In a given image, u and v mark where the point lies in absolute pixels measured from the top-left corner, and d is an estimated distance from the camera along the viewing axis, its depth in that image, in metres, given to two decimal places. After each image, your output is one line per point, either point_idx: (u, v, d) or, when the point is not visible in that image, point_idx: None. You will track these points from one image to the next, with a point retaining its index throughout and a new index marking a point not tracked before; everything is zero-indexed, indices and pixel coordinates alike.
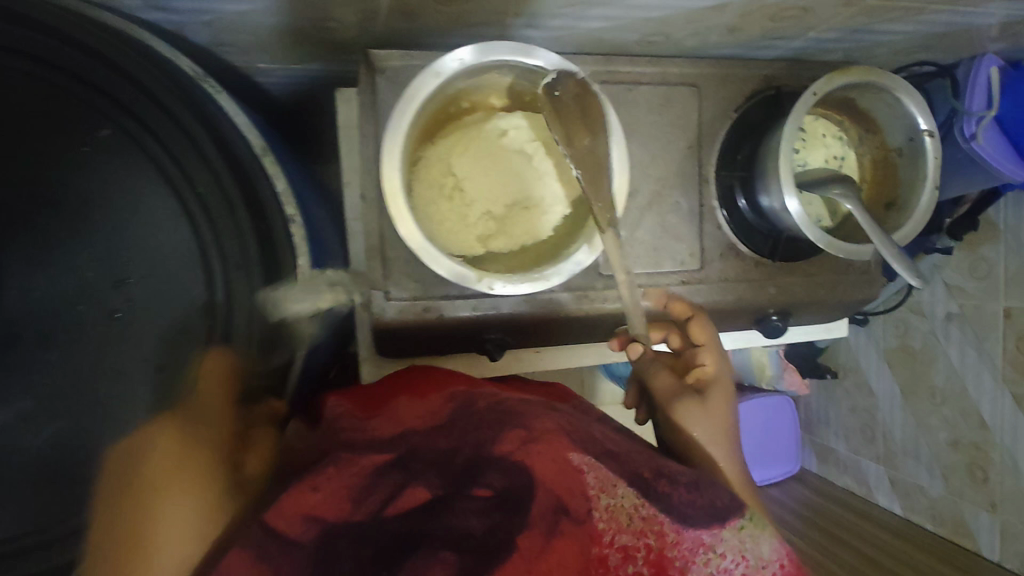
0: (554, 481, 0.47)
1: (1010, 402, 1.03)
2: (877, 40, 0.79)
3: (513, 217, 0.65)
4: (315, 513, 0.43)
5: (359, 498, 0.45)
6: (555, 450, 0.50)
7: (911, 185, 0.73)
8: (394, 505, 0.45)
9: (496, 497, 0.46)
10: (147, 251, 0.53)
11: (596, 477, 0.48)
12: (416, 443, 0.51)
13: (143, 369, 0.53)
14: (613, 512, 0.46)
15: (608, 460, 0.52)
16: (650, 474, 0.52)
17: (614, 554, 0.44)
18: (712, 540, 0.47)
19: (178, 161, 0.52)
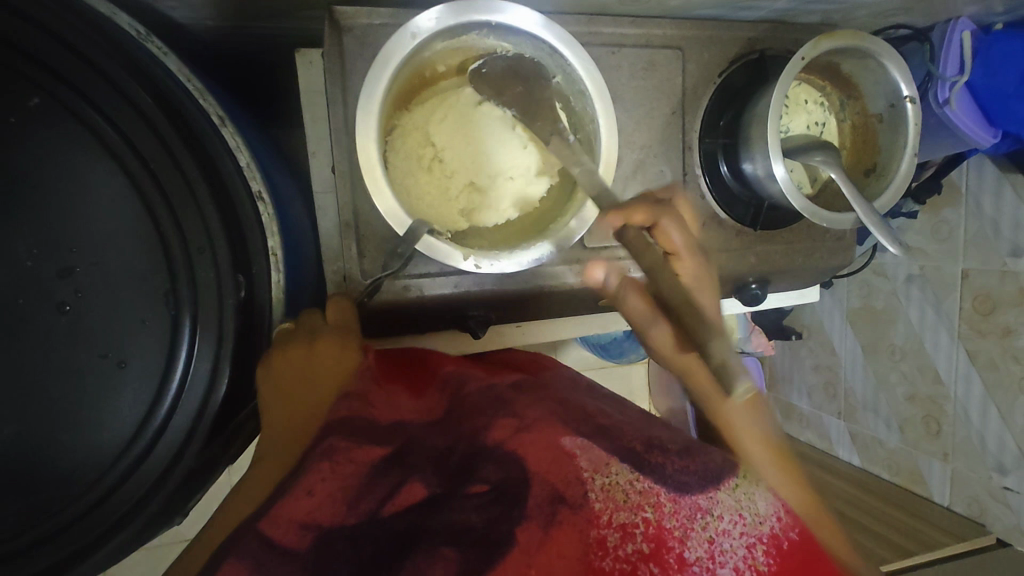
0: (548, 470, 0.43)
1: (965, 357, 1.07)
2: (860, 3, 0.76)
3: (497, 188, 0.61)
4: (312, 519, 0.38)
5: (354, 500, 0.40)
6: (549, 435, 0.45)
7: (890, 151, 0.73)
8: (392, 504, 0.41)
9: (497, 489, 0.42)
10: (97, 235, 0.47)
11: (588, 457, 0.43)
12: (410, 438, 0.47)
13: (101, 367, 0.48)
14: (609, 491, 0.41)
15: (598, 437, 0.46)
16: (641, 446, 0.46)
17: (613, 534, 0.39)
18: (709, 503, 0.41)
19: (124, 132, 0.46)
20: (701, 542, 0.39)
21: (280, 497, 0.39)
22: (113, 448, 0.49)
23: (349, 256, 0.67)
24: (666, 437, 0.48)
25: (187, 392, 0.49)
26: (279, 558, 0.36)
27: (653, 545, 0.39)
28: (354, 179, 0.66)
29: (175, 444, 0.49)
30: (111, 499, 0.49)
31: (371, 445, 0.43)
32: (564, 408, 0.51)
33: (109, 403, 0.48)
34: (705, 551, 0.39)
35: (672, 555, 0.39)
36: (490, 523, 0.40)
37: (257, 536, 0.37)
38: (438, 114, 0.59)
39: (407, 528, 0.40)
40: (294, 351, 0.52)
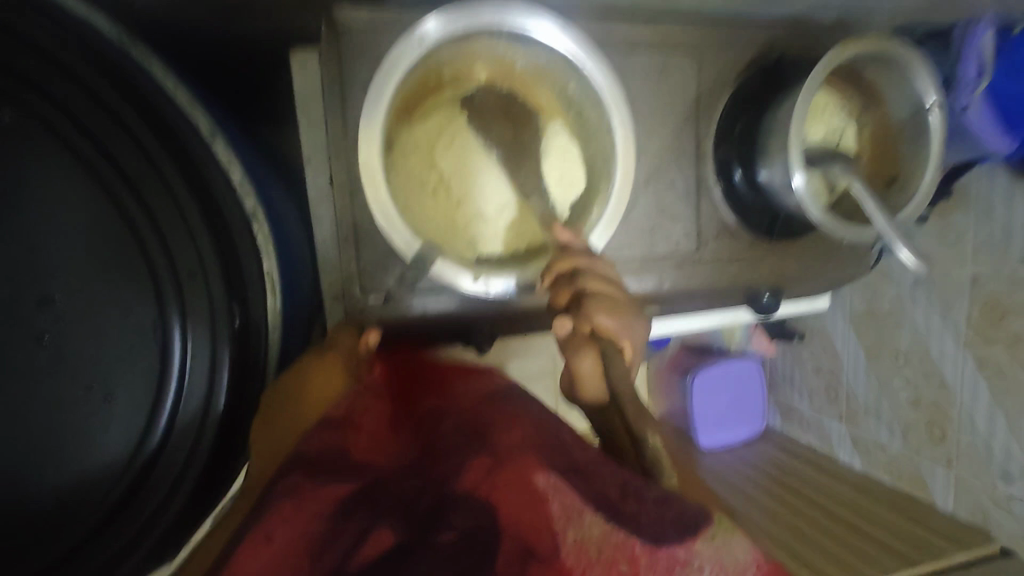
0: (519, 516, 0.35)
1: (972, 365, 1.04)
2: (882, 3, 0.72)
3: (503, 219, 0.60)
4: (269, 572, 0.35)
5: (314, 555, 0.35)
6: (519, 472, 0.37)
7: (912, 161, 0.70)
8: (357, 557, 0.35)
9: (467, 538, 0.35)
10: (77, 260, 0.43)
11: (561, 502, 0.35)
12: (385, 475, 0.41)
13: (88, 400, 0.45)
14: (583, 546, 0.34)
15: (574, 473, 0.38)
16: (617, 490, 0.38)
17: None
18: (689, 555, 0.34)
19: (108, 152, 0.43)
20: None
21: (236, 552, 0.36)
22: (101, 483, 0.46)
23: (349, 271, 0.63)
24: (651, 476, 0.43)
25: (178, 424, 0.47)
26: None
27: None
28: (354, 189, 0.62)
29: (165, 482, 0.47)
30: (97, 542, 0.46)
31: (335, 484, 0.39)
32: (545, 437, 0.43)
33: (94, 439, 0.45)
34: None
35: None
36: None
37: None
38: (447, 137, 0.58)
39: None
40: (286, 383, 0.50)
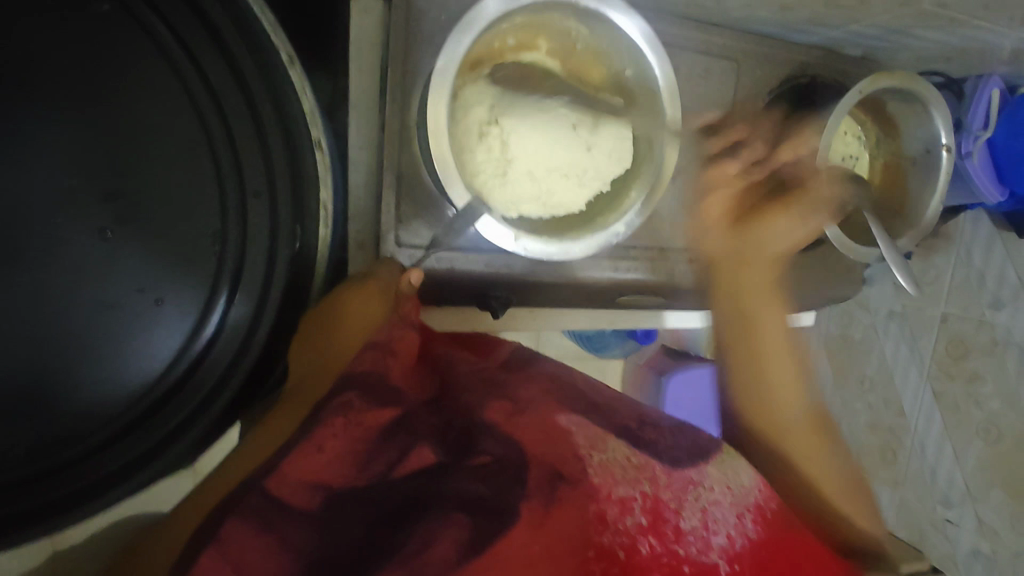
0: (543, 447, 0.40)
1: (930, 397, 1.10)
2: (908, 44, 0.78)
3: (550, 180, 0.62)
4: (318, 479, 0.39)
5: (362, 464, 0.40)
6: (542, 416, 0.43)
7: (918, 194, 0.75)
8: (401, 469, 0.40)
9: (499, 463, 0.39)
10: (152, 167, 0.45)
11: (584, 435, 0.42)
12: (416, 410, 0.45)
13: (137, 301, 0.46)
14: (607, 466, 0.39)
15: (591, 414, 0.45)
16: (634, 423, 0.46)
17: (613, 508, 0.38)
18: (700, 476, 0.41)
19: (193, 56, 0.45)
20: (695, 511, 0.39)
21: (288, 451, 0.40)
22: (138, 384, 0.48)
23: (384, 218, 0.65)
24: (656, 414, 0.49)
25: (222, 338, 0.49)
26: (289, 518, 0.37)
27: (650, 518, 0.38)
28: (403, 141, 0.64)
29: (200, 390, 0.49)
30: (129, 438, 0.48)
31: (382, 406, 0.43)
32: (557, 385, 0.50)
33: (140, 340, 0.47)
34: (700, 521, 0.39)
35: (670, 528, 0.38)
36: (495, 494, 0.37)
37: (262, 493, 0.37)
38: (536, 87, 0.62)
39: (410, 499, 0.38)
40: (330, 311, 0.52)
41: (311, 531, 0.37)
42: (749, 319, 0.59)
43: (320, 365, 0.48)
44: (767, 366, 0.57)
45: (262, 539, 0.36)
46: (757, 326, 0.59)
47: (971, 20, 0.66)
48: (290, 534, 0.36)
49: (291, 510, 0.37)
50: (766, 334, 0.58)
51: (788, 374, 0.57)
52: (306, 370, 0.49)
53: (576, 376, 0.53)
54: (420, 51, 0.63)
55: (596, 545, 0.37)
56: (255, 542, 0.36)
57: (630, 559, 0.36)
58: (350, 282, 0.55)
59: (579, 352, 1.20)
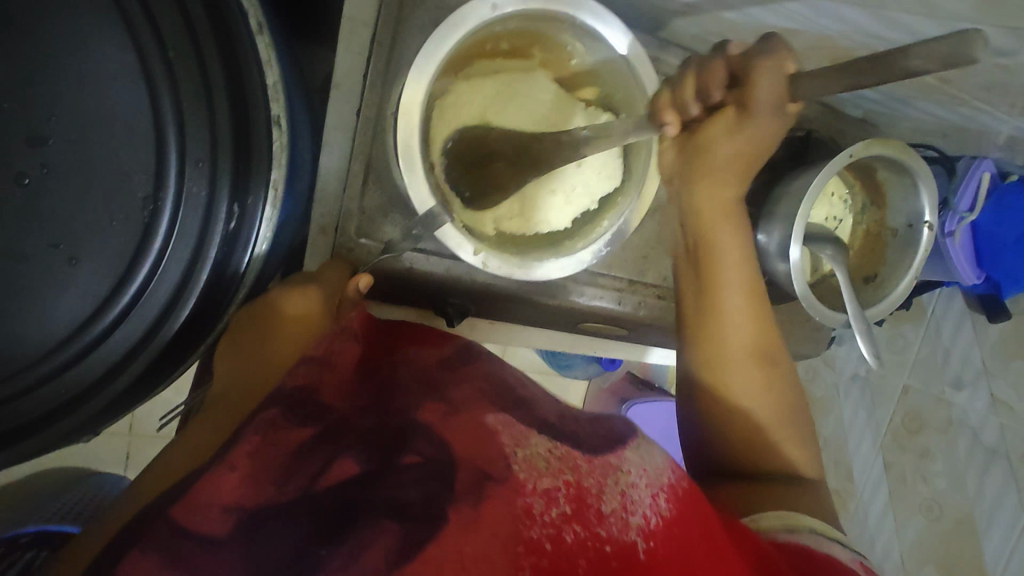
0: (471, 451, 0.36)
1: (881, 466, 1.04)
2: (908, 115, 0.77)
3: (535, 197, 0.61)
4: (234, 500, 0.34)
5: (281, 478, 0.36)
6: (472, 416, 0.40)
7: (895, 266, 0.74)
8: (324, 481, 0.37)
9: (428, 464, 0.36)
10: (84, 119, 0.44)
11: (510, 433, 0.38)
12: (341, 421, 0.42)
13: (51, 256, 0.44)
14: (530, 461, 0.36)
15: (513, 409, 0.42)
16: (555, 418, 0.42)
17: (539, 501, 0.33)
18: (618, 460, 0.37)
19: (148, 10, 0.43)
20: (614, 494, 0.35)
21: (199, 478, 0.35)
22: (40, 343, 0.45)
23: (348, 206, 0.62)
24: (578, 413, 0.45)
25: (140, 304, 0.46)
26: (201, 550, 0.32)
27: (574, 505, 0.34)
28: (378, 129, 0.62)
29: (108, 363, 0.46)
30: (27, 398, 0.45)
31: (302, 423, 0.40)
32: (491, 382, 0.46)
33: (50, 297, 0.45)
34: (620, 503, 0.35)
35: (592, 510, 0.34)
36: (424, 499, 0.34)
37: (167, 521, 0.33)
38: (501, 163, 0.58)
39: (338, 514, 0.35)
40: (257, 313, 0.48)
41: (229, 561, 0.32)
42: (708, 255, 0.52)
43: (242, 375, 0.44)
44: (725, 307, 0.51)
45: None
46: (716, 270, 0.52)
47: (970, 100, 0.65)
48: (203, 565, 0.31)
49: (200, 541, 0.32)
50: (728, 278, 0.51)
51: (745, 321, 0.51)
52: (228, 382, 0.45)
53: (512, 373, 0.50)
54: (410, 39, 0.61)
55: (525, 540, 0.32)
56: None
57: (558, 549, 0.32)
58: (291, 280, 0.52)
59: (541, 366, 1.17)
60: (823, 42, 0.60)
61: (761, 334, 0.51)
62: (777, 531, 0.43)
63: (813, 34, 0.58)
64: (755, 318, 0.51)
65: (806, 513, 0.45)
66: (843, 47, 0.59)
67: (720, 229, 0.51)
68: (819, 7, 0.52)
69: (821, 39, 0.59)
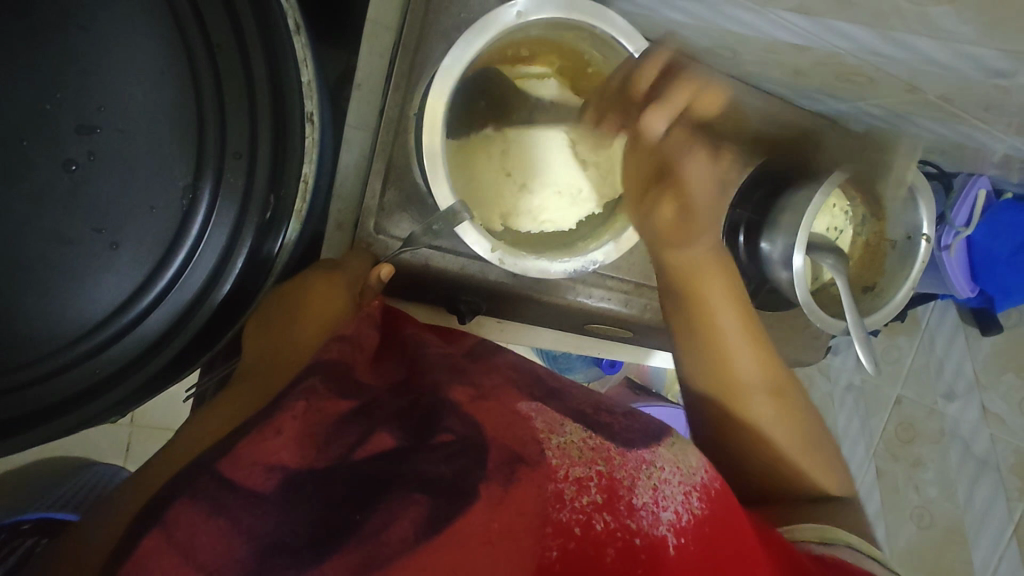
0: (502, 434, 0.40)
1: (873, 475, 1.04)
2: (907, 131, 0.80)
3: (544, 199, 0.64)
4: (276, 460, 0.36)
5: (323, 444, 0.39)
6: (500, 403, 0.43)
7: (893, 276, 0.77)
8: (361, 452, 0.39)
9: (459, 443, 0.38)
10: (130, 111, 0.46)
11: (543, 419, 0.41)
12: (376, 396, 0.44)
13: (92, 240, 0.46)
14: (565, 448, 0.39)
15: (549, 400, 0.45)
16: (590, 408, 0.45)
17: (569, 488, 0.37)
18: (652, 456, 0.41)
19: (198, 12, 0.45)
20: (646, 489, 0.38)
21: (243, 437, 0.37)
22: (78, 324, 0.47)
23: (368, 201, 0.64)
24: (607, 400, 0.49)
25: (174, 291, 0.48)
26: (245, 502, 0.34)
27: (605, 496, 0.37)
28: (401, 128, 0.64)
29: (145, 343, 0.48)
30: (58, 380, 0.47)
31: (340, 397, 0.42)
32: (517, 372, 0.49)
33: (89, 280, 0.47)
34: (651, 497, 0.38)
35: (623, 503, 0.37)
36: (455, 477, 0.36)
37: (213, 476, 0.35)
38: (486, 105, 0.63)
39: (374, 481, 0.37)
40: (289, 297, 0.50)
41: (270, 516, 0.35)
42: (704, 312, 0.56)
43: (272, 356, 0.47)
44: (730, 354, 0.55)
45: (215, 522, 0.33)
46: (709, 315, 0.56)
47: (967, 118, 0.67)
48: (247, 519, 0.34)
49: (246, 496, 0.35)
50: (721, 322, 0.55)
51: (750, 361, 0.55)
52: (262, 360, 0.47)
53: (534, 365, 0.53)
54: (434, 43, 0.63)
55: (553, 522, 0.36)
56: (205, 526, 0.33)
57: (586, 535, 0.36)
58: (316, 268, 0.54)
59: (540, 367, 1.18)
60: (830, 58, 0.63)
61: (765, 367, 0.55)
62: (813, 542, 0.46)
63: (820, 50, 0.61)
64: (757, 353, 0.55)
65: (838, 529, 0.48)
66: (849, 63, 0.62)
67: (710, 288, 0.56)
68: (827, 26, 0.55)
69: (826, 55, 0.62)
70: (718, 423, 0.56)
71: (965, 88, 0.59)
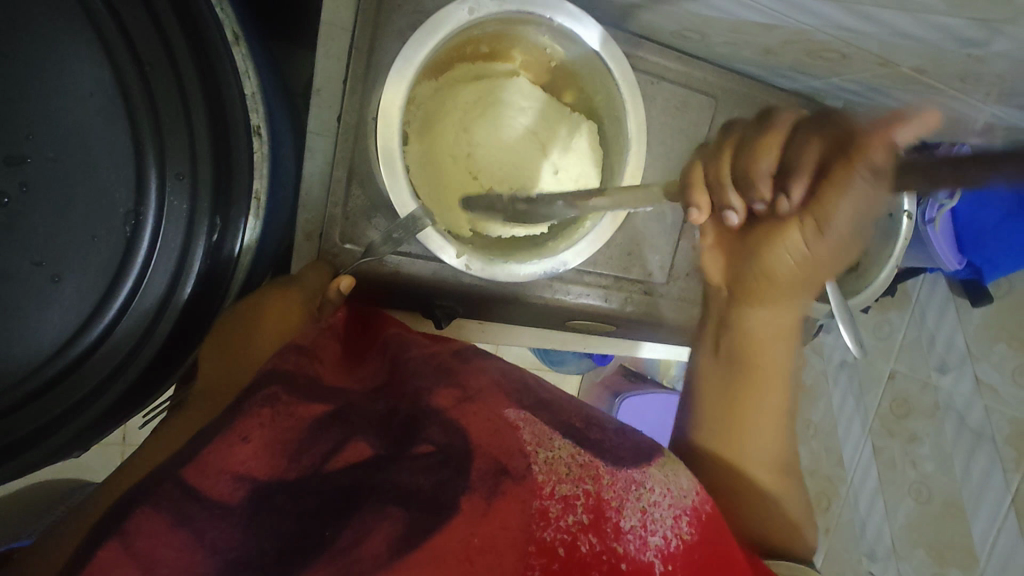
0: (486, 439, 0.37)
1: (869, 452, 1.06)
2: (884, 104, 0.78)
3: (514, 202, 0.62)
4: (245, 469, 0.34)
5: (295, 454, 0.36)
6: (486, 407, 0.40)
7: (876, 255, 0.75)
8: (335, 462, 0.36)
9: (442, 453, 0.36)
10: (65, 138, 0.44)
11: (531, 430, 0.38)
12: (352, 401, 0.43)
13: (35, 276, 0.44)
14: (551, 465, 0.35)
15: (540, 410, 0.41)
16: (580, 423, 0.41)
17: (555, 506, 0.33)
18: (642, 476, 0.36)
19: (128, 35, 0.44)
20: (635, 512, 0.34)
21: (207, 441, 0.34)
22: (28, 362, 0.45)
23: (332, 212, 0.62)
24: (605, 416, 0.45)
25: (126, 320, 0.47)
26: (209, 514, 0.32)
27: (592, 516, 0.33)
28: (360, 134, 0.62)
29: (100, 374, 0.47)
30: (9, 421, 0.45)
31: (313, 401, 0.40)
32: (506, 378, 0.46)
33: (32, 316, 0.45)
34: (640, 520, 0.34)
35: (611, 524, 0.33)
36: (434, 487, 0.34)
37: (176, 484, 0.32)
38: (476, 112, 0.61)
39: (348, 496, 0.35)
40: (247, 309, 0.48)
41: (234, 530, 0.33)
42: (745, 372, 0.52)
43: (228, 366, 0.44)
44: (757, 421, 0.52)
45: (174, 535, 0.31)
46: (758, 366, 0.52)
47: (944, 90, 0.66)
48: (211, 532, 0.32)
49: (211, 507, 0.32)
50: (768, 365, 0.52)
51: (770, 437, 0.52)
52: (214, 376, 0.44)
53: (521, 371, 0.50)
54: (388, 44, 0.62)
55: (538, 540, 0.32)
56: (167, 539, 0.31)
57: (571, 556, 0.32)
58: (272, 282, 0.52)
59: (534, 362, 1.17)
60: (797, 37, 0.61)
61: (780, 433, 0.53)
62: None
63: (787, 29, 0.59)
64: (779, 434, 0.52)
65: None
66: (818, 40, 0.60)
67: (767, 356, 0.52)
68: (791, 3, 0.53)
69: (793, 33, 0.60)
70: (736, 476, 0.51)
71: (936, 59, 0.57)
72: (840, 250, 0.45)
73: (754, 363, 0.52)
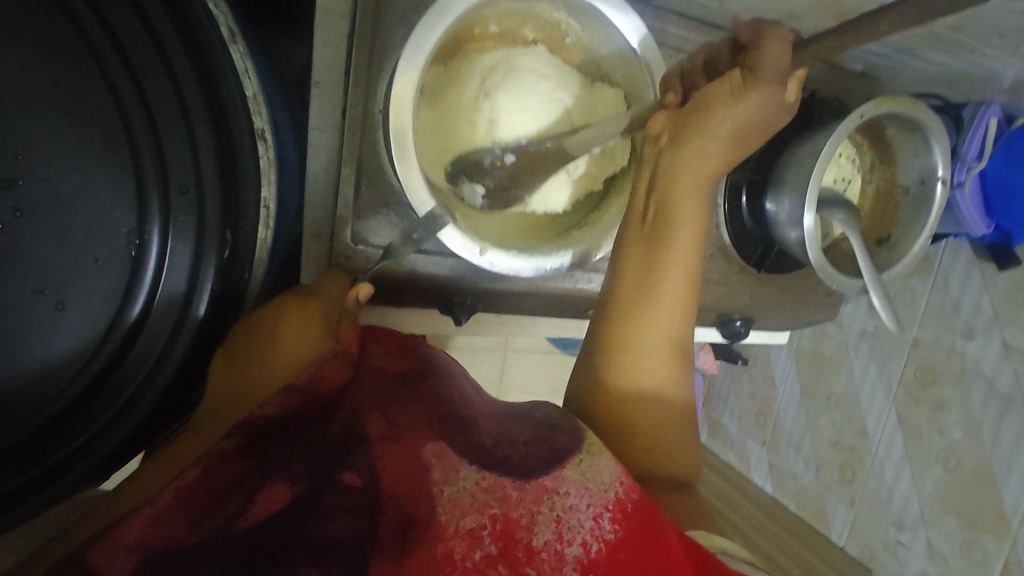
0: (398, 485, 0.35)
1: (894, 419, 1.00)
2: (913, 65, 0.74)
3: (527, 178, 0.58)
4: (149, 538, 0.30)
5: (208, 513, 0.32)
6: (406, 442, 0.37)
7: (908, 226, 0.72)
8: (246, 518, 0.32)
9: (357, 497, 0.34)
10: (60, 156, 0.41)
11: (440, 467, 0.36)
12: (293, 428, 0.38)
13: (40, 304, 0.42)
14: (456, 500, 0.34)
15: (449, 430, 0.39)
16: (490, 441, 0.39)
17: (461, 544, 0.32)
18: (555, 482, 0.35)
19: (122, 46, 0.41)
20: (548, 523, 0.33)
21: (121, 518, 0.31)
22: (40, 395, 0.43)
23: (342, 212, 0.59)
24: (516, 428, 0.42)
25: (144, 339, 0.46)
26: None
27: (501, 544, 0.32)
28: (364, 128, 0.58)
29: (119, 398, 0.46)
30: (27, 455, 0.43)
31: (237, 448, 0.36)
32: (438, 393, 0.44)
33: (38, 349, 0.43)
34: (554, 533, 0.33)
35: (521, 548, 0.32)
36: (351, 544, 0.32)
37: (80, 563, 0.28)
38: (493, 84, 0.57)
39: (255, 557, 0.30)
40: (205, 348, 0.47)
41: None
42: (657, 264, 0.47)
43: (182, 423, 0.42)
44: (656, 304, 0.46)
45: None
46: (670, 241, 0.47)
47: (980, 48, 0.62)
48: None
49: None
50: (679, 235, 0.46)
51: (669, 330, 0.47)
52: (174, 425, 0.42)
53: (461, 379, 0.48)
54: (391, 30, 0.57)
55: None
56: None
57: None
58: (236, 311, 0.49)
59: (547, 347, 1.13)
60: None
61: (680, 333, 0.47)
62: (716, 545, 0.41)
63: None
64: (680, 326, 0.47)
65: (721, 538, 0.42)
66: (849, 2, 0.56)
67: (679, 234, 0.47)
68: None
69: None
70: (630, 363, 0.46)
71: (975, 14, 0.54)
72: (763, 109, 0.43)
73: (667, 221, 0.47)
